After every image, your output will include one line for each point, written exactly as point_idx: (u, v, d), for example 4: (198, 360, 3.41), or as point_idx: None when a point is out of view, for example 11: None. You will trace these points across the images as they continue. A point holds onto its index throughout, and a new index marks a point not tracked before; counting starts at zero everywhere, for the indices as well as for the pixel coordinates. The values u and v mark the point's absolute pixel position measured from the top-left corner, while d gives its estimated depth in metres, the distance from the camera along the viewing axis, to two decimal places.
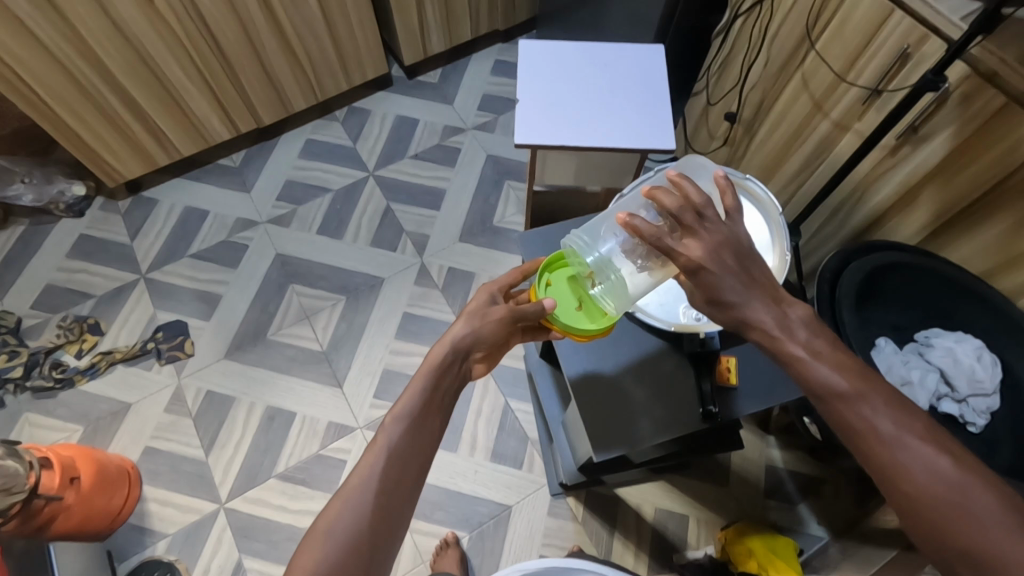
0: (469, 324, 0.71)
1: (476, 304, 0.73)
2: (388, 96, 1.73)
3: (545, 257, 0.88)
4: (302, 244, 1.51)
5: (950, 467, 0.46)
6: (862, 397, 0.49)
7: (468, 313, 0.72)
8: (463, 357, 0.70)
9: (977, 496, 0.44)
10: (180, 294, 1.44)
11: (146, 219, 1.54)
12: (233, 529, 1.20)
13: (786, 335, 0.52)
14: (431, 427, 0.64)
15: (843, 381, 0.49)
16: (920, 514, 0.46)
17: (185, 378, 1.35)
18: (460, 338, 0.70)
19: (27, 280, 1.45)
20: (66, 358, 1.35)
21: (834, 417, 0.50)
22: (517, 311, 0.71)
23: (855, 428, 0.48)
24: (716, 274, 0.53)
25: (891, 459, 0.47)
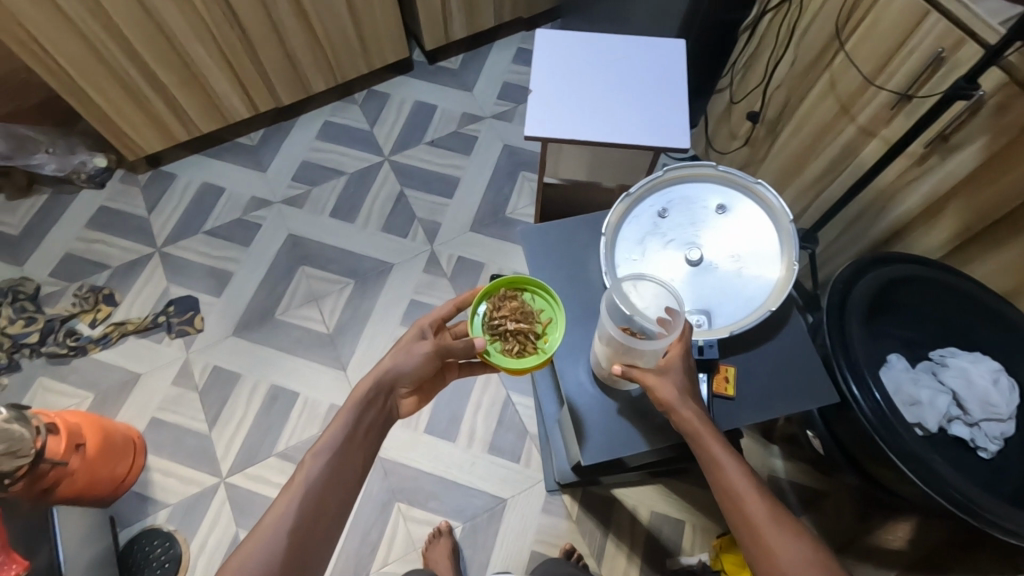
0: (399, 359, 0.70)
1: (406, 338, 0.72)
2: (408, 80, 1.71)
3: (546, 255, 0.82)
4: (314, 226, 1.51)
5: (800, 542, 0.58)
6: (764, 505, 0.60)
7: (396, 349, 0.71)
8: (387, 392, 0.70)
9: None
10: (193, 269, 1.46)
11: (164, 193, 1.56)
12: (232, 504, 1.22)
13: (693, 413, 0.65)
14: (355, 461, 0.65)
15: (749, 487, 0.61)
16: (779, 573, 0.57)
17: (193, 353, 1.37)
18: (386, 374, 0.69)
19: (48, 248, 1.48)
20: (80, 326, 1.39)
21: (739, 523, 0.60)
22: (443, 346, 0.70)
23: (751, 525, 0.59)
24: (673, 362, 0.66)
25: (782, 570, 0.57)
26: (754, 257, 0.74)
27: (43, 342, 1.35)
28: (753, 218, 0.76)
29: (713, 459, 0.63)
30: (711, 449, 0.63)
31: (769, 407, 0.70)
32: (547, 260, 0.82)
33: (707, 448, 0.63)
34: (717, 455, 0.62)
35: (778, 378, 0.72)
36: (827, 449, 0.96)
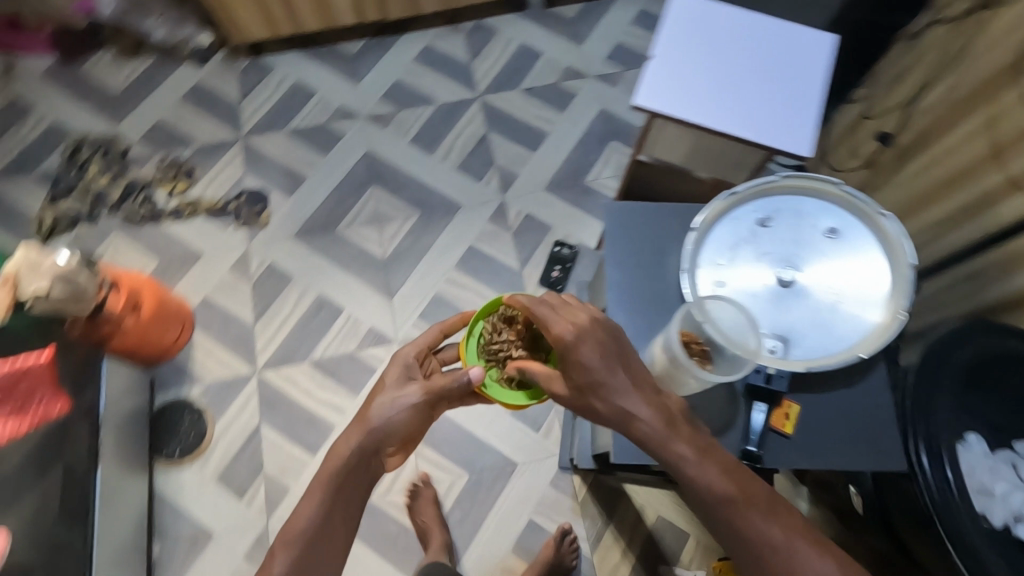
0: (380, 415, 0.74)
1: (388, 389, 0.77)
2: (519, 20, 1.64)
3: (626, 235, 0.73)
4: (394, 149, 1.49)
5: (776, 529, 0.59)
6: (745, 509, 0.59)
7: (375, 402, 0.75)
8: (372, 452, 0.73)
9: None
10: (270, 164, 1.47)
11: (258, 83, 1.56)
12: (260, 397, 1.27)
13: (636, 414, 0.61)
14: (339, 522, 0.70)
15: (724, 490, 0.59)
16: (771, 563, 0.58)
17: (253, 245, 1.39)
18: (369, 432, 0.73)
19: (143, 112, 1.52)
20: (157, 195, 1.43)
21: (715, 515, 0.59)
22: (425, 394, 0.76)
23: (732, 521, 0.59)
24: (596, 360, 0.62)
25: (772, 548, 0.58)
26: (855, 296, 0.66)
27: (123, 202, 1.41)
28: (866, 253, 0.68)
29: (687, 472, 0.60)
30: (680, 456, 0.60)
31: (823, 457, 0.64)
32: (627, 243, 0.73)
33: (673, 448, 0.60)
34: (680, 458, 0.60)
35: (843, 428, 0.65)
36: (868, 509, 0.88)
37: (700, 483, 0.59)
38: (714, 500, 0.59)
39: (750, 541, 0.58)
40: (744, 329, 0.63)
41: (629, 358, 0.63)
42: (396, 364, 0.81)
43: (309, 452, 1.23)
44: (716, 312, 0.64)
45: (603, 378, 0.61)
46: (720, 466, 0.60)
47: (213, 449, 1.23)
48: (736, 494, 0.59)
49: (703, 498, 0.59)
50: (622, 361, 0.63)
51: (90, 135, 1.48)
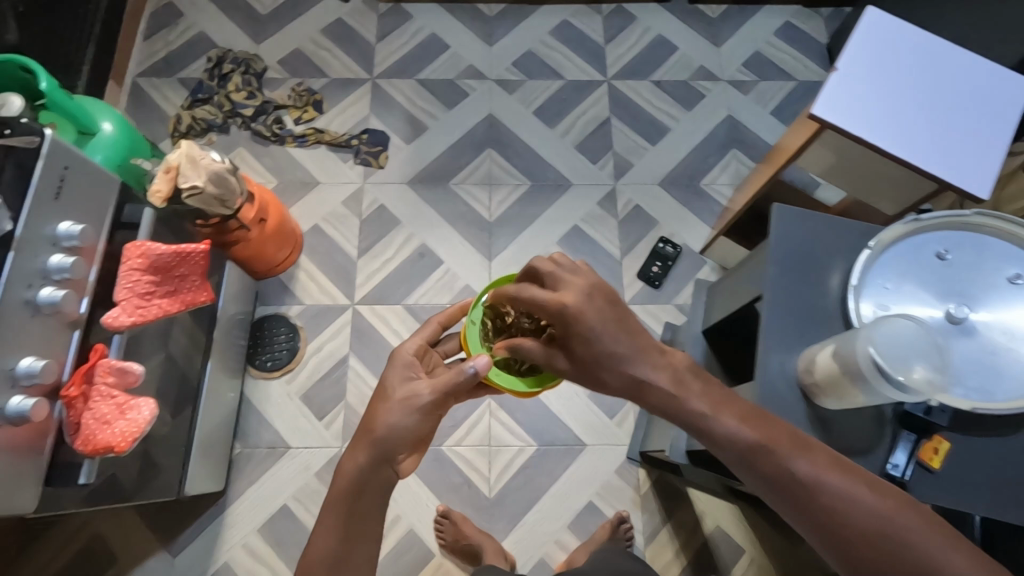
0: (386, 430, 0.70)
1: (389, 400, 0.72)
2: (660, 12, 1.62)
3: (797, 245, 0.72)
4: (515, 117, 1.51)
5: (811, 468, 0.55)
6: (774, 456, 0.56)
7: (378, 417, 0.71)
8: (382, 462, 0.70)
9: (928, 541, 0.52)
10: (395, 109, 1.50)
11: (396, 28, 1.59)
12: (352, 328, 1.31)
13: (640, 367, 0.61)
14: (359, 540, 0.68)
15: (747, 439, 0.57)
16: (813, 503, 0.54)
17: (368, 183, 1.43)
18: (373, 443, 0.69)
19: (284, 37, 1.57)
20: (286, 118, 1.48)
21: (740, 460, 0.57)
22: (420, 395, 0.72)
23: (765, 468, 0.56)
24: (583, 321, 0.61)
25: (808, 492, 0.55)
26: None
27: (254, 119, 1.46)
28: None
29: (708, 426, 0.58)
30: (694, 411, 0.59)
31: (964, 500, 0.63)
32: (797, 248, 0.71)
33: (685, 402, 0.59)
34: (704, 415, 0.59)
35: (991, 476, 0.64)
36: None
37: (724, 432, 0.58)
38: (747, 450, 0.56)
39: (787, 487, 0.55)
40: (913, 352, 0.59)
41: (619, 314, 0.62)
42: (393, 369, 0.78)
43: None
44: (885, 332, 0.60)
45: (598, 346, 0.61)
46: (742, 419, 0.58)
47: (301, 368, 1.29)
48: (765, 441, 0.57)
49: (730, 450, 0.57)
50: (616, 318, 0.62)
51: (233, 50, 1.54)
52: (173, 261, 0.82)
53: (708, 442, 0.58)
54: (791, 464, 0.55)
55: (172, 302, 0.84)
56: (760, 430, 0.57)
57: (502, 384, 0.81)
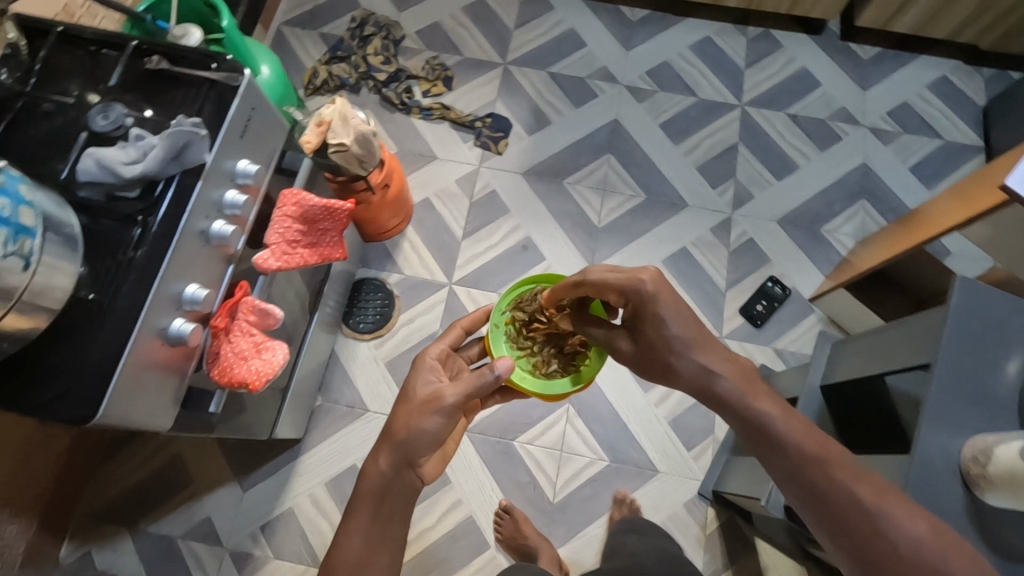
0: (407, 434, 0.70)
1: (410, 405, 0.72)
2: (808, 44, 1.56)
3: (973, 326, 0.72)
4: (641, 127, 1.48)
5: (857, 485, 0.58)
6: (826, 468, 0.59)
7: (398, 421, 0.72)
8: (405, 465, 0.70)
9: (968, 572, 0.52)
10: (522, 98, 1.50)
11: (536, 18, 1.58)
12: (446, 307, 1.32)
13: (696, 351, 0.67)
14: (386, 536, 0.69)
15: (803, 449, 0.61)
16: (846, 514, 0.57)
17: (483, 167, 1.43)
18: (394, 446, 0.70)
19: (426, 8, 1.58)
20: (415, 89, 1.49)
21: (782, 461, 0.61)
22: (438, 398, 0.70)
23: (806, 471, 0.60)
24: (654, 303, 0.67)
25: (845, 498, 0.58)
26: None
27: (386, 84, 1.48)
28: None
29: (768, 431, 0.63)
30: (757, 413, 0.64)
31: None
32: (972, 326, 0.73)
33: (744, 395, 0.65)
34: (761, 412, 0.64)
35: None
36: None
37: (780, 437, 0.62)
38: (801, 457, 0.60)
39: (832, 498, 0.58)
40: None
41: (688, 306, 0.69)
42: (414, 375, 0.78)
43: None
44: None
45: (666, 326, 0.68)
46: (792, 421, 0.63)
47: (390, 336, 1.30)
48: (820, 454, 0.60)
49: (784, 457, 0.61)
50: (687, 310, 0.68)
51: (375, 13, 1.56)
52: (321, 214, 0.84)
53: (766, 448, 0.63)
54: (842, 478, 0.58)
55: (312, 254, 0.86)
56: (816, 444, 0.61)
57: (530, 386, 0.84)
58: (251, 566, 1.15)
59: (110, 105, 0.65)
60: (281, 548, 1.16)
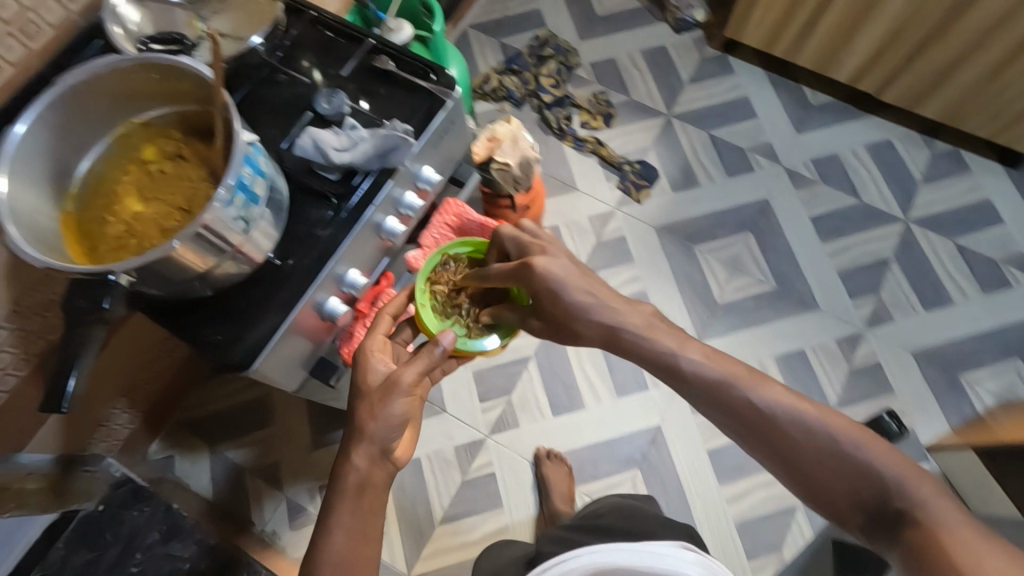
0: (376, 426, 0.68)
1: (369, 397, 0.70)
2: (1001, 175, 1.44)
3: None
4: (791, 214, 1.42)
5: (772, 400, 0.61)
6: (724, 383, 0.63)
7: (360, 417, 0.69)
8: (379, 455, 0.68)
9: (861, 452, 0.55)
10: (676, 153, 1.48)
11: (713, 77, 1.56)
12: None
13: (598, 313, 0.71)
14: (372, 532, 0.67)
15: (713, 377, 0.64)
16: (767, 432, 0.61)
17: (619, 210, 1.43)
18: (365, 441, 0.68)
19: (607, 43, 1.60)
20: (575, 118, 1.51)
21: (702, 392, 0.65)
22: (395, 381, 0.69)
23: (723, 395, 0.63)
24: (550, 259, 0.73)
25: (762, 414, 0.61)
26: None
27: (549, 106, 1.50)
28: None
29: (665, 353, 0.68)
30: (664, 352, 0.68)
31: None
32: None
33: (644, 332, 0.69)
34: (665, 349, 0.68)
35: None
36: None
37: (686, 364, 0.66)
38: (717, 384, 0.64)
39: (737, 414, 0.62)
40: None
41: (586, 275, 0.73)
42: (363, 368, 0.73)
43: (550, 411, 1.26)
44: None
45: (564, 291, 0.72)
46: (711, 361, 0.66)
47: None
48: (726, 376, 0.64)
49: (686, 380, 0.66)
50: (582, 273, 0.73)
51: (558, 36, 1.60)
52: None
53: (678, 383, 0.66)
54: (741, 390, 0.62)
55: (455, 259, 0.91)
56: (713, 363, 0.65)
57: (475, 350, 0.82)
58: (302, 520, 1.22)
59: (336, 92, 0.71)
60: None
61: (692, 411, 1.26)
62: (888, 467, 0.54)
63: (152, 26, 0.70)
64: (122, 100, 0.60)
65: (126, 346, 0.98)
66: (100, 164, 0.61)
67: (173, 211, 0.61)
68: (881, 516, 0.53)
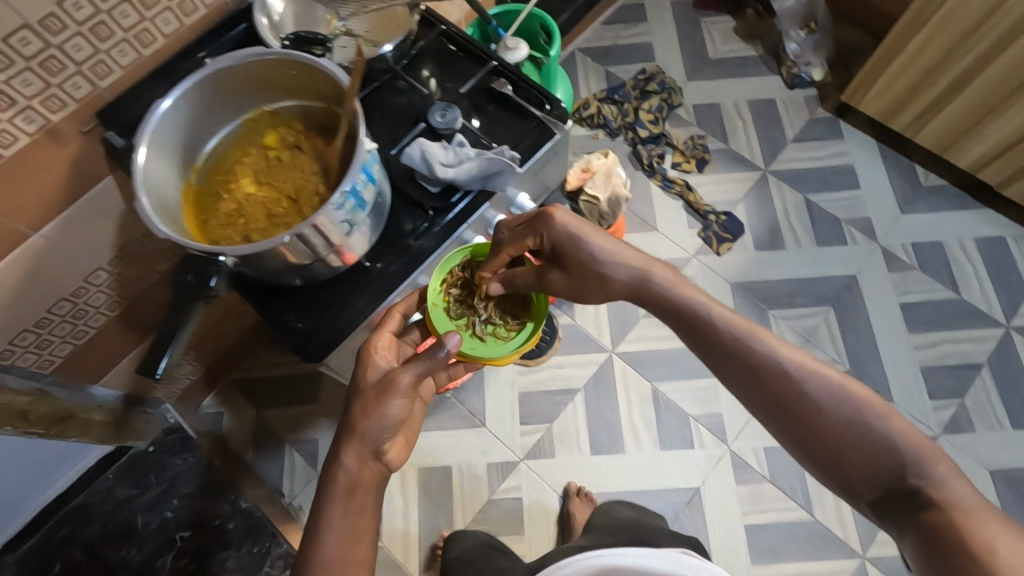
0: (369, 424, 0.61)
1: (364, 394, 0.62)
2: None
3: None
4: (879, 296, 1.34)
5: (791, 360, 0.64)
6: (752, 344, 0.65)
7: (352, 415, 0.62)
8: (371, 455, 0.61)
9: (883, 427, 0.59)
10: (766, 211, 1.43)
11: (819, 140, 1.50)
12: (596, 371, 1.30)
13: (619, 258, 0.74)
14: (365, 536, 0.58)
15: (736, 328, 0.67)
16: (783, 390, 0.63)
17: (696, 259, 1.39)
18: (356, 440, 0.61)
19: (714, 87, 1.56)
20: (667, 157, 1.48)
21: (720, 342, 0.67)
22: (392, 380, 0.62)
23: (742, 348, 0.66)
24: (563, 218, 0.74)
25: (779, 369, 0.63)
26: None
27: (643, 141, 1.48)
28: None
29: (691, 311, 0.70)
30: (689, 303, 0.70)
31: None
32: None
33: (665, 280, 0.73)
34: (688, 299, 0.71)
35: None
36: None
37: (712, 323, 0.68)
38: (738, 335, 0.66)
39: (759, 376, 0.64)
40: None
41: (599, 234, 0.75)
42: (362, 365, 0.65)
43: (588, 447, 1.24)
44: None
45: (587, 247, 0.73)
46: (729, 314, 0.69)
47: (535, 370, 1.31)
48: (747, 328, 0.67)
49: (710, 338, 0.68)
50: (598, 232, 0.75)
51: (665, 73, 1.58)
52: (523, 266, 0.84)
53: (698, 332, 0.69)
54: (765, 352, 0.65)
55: None
56: (740, 324, 0.67)
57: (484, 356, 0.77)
58: None
59: (451, 107, 0.72)
60: None
61: (735, 480, 1.21)
62: (909, 445, 0.57)
63: (292, 21, 0.75)
64: (259, 87, 0.63)
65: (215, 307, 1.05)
66: (225, 142, 0.65)
67: (281, 198, 0.63)
68: (895, 491, 0.57)
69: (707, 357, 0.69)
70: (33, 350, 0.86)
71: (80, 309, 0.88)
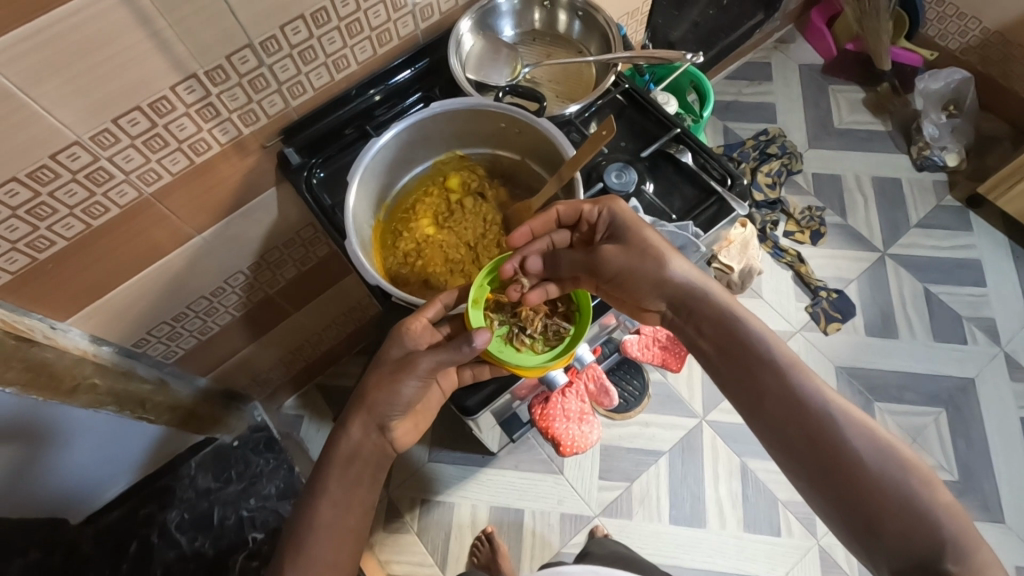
0: (382, 396, 0.60)
1: (381, 369, 0.61)
2: None
3: None
4: (999, 405, 1.25)
5: (813, 383, 0.51)
6: (780, 359, 0.53)
7: (371, 383, 0.61)
8: (375, 429, 0.61)
9: (929, 496, 0.44)
10: (881, 296, 1.36)
11: (945, 228, 1.42)
12: (682, 437, 1.25)
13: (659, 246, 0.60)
14: (356, 505, 0.60)
15: (755, 332, 0.56)
16: (796, 408, 0.51)
17: (801, 333, 1.33)
18: (364, 411, 0.60)
19: (836, 157, 1.51)
20: (780, 225, 1.44)
21: (734, 339, 0.56)
22: (411, 362, 0.58)
23: (757, 354, 0.54)
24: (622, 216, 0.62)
25: (791, 381, 0.52)
26: None
27: (757, 206, 1.44)
28: None
29: (734, 330, 0.57)
30: (706, 295, 0.59)
31: None
32: None
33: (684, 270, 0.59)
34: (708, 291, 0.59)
35: None
36: None
37: (745, 323, 0.56)
38: (750, 337, 0.55)
39: (784, 402, 0.51)
40: None
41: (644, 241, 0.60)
42: (393, 339, 0.60)
43: (667, 517, 1.19)
44: None
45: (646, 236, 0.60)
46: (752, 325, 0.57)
47: (620, 424, 1.27)
48: (770, 335, 0.55)
49: (744, 357, 0.55)
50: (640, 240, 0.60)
51: (787, 137, 1.53)
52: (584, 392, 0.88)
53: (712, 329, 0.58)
54: (794, 368, 0.53)
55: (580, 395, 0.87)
56: (769, 333, 0.56)
57: (507, 360, 0.59)
58: (396, 526, 1.20)
59: (627, 168, 0.71)
60: (425, 529, 1.20)
61: None
62: (944, 512, 0.43)
63: (473, 66, 0.75)
64: (459, 137, 0.70)
65: (328, 305, 1.08)
66: (412, 181, 0.72)
67: (461, 244, 0.68)
68: (930, 572, 0.42)
69: (728, 378, 0.56)
70: (164, 341, 0.87)
71: (213, 307, 0.89)
